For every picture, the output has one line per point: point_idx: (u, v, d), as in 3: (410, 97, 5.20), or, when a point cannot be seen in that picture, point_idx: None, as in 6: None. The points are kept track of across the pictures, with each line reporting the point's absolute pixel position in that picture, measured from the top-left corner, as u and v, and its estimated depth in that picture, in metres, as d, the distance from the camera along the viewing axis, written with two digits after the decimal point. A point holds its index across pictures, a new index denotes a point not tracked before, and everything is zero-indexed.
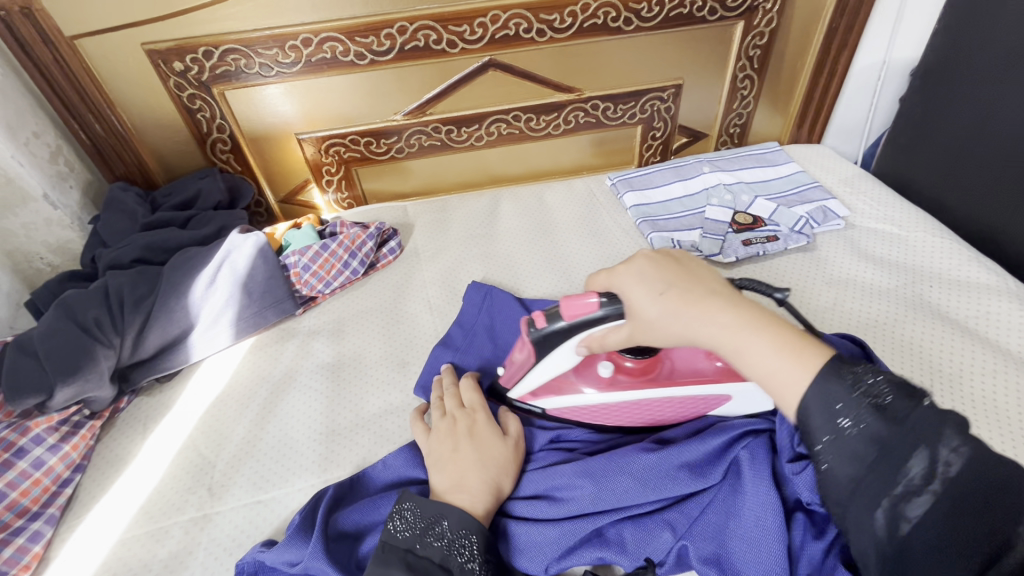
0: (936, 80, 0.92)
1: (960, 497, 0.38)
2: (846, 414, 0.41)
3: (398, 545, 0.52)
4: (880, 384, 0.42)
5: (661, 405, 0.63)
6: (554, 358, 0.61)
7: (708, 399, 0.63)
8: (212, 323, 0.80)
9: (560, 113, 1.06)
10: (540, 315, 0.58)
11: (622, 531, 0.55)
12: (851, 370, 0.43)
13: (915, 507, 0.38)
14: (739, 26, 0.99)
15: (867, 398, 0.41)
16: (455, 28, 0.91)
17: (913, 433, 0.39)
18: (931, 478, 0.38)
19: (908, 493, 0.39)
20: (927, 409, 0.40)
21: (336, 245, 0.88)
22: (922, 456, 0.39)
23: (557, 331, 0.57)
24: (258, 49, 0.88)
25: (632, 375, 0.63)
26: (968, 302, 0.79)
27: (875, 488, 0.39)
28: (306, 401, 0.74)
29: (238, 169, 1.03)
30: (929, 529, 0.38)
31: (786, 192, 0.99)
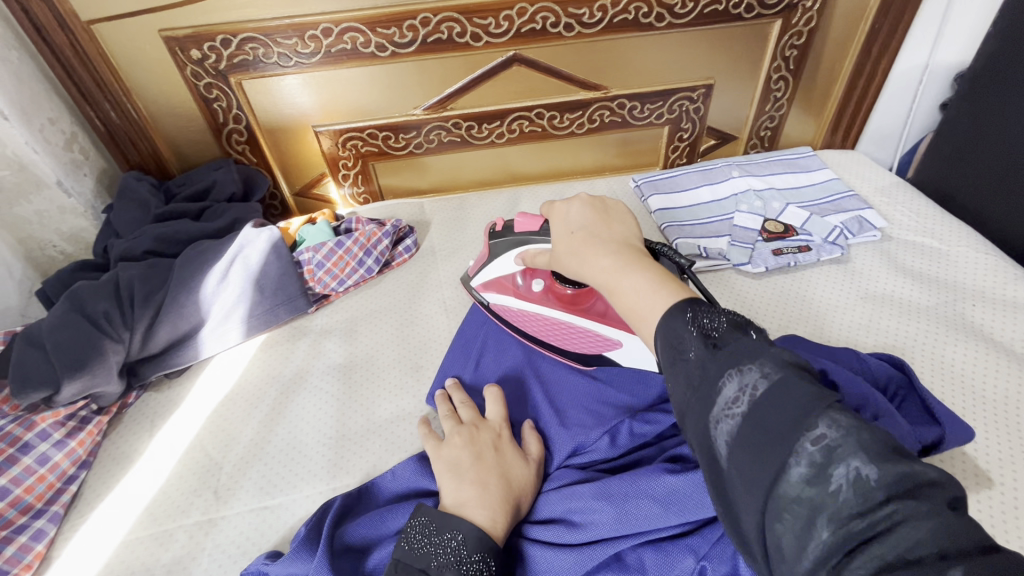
0: (986, 87, 0.87)
1: (769, 421, 0.33)
2: (685, 346, 0.39)
3: (407, 563, 0.48)
4: (719, 321, 0.39)
5: (570, 332, 0.70)
6: (500, 262, 0.71)
7: (605, 342, 0.68)
8: (223, 319, 0.78)
9: (585, 112, 1.02)
10: (501, 221, 0.70)
11: (643, 556, 0.52)
12: (701, 309, 0.40)
13: (732, 427, 0.35)
14: (777, 25, 0.95)
15: (698, 328, 0.39)
16: (480, 21, 0.88)
17: (730, 356, 0.36)
18: (739, 400, 0.35)
19: (720, 415, 0.35)
20: (749, 340, 0.37)
21: (352, 242, 0.85)
22: (739, 378, 0.35)
23: (504, 237, 0.68)
24: (277, 39, 0.86)
25: (559, 297, 0.70)
26: (1013, 323, 0.75)
27: (700, 413, 0.37)
28: (316, 403, 0.72)
29: (254, 161, 1.01)
30: (741, 451, 0.34)
31: (819, 200, 0.95)
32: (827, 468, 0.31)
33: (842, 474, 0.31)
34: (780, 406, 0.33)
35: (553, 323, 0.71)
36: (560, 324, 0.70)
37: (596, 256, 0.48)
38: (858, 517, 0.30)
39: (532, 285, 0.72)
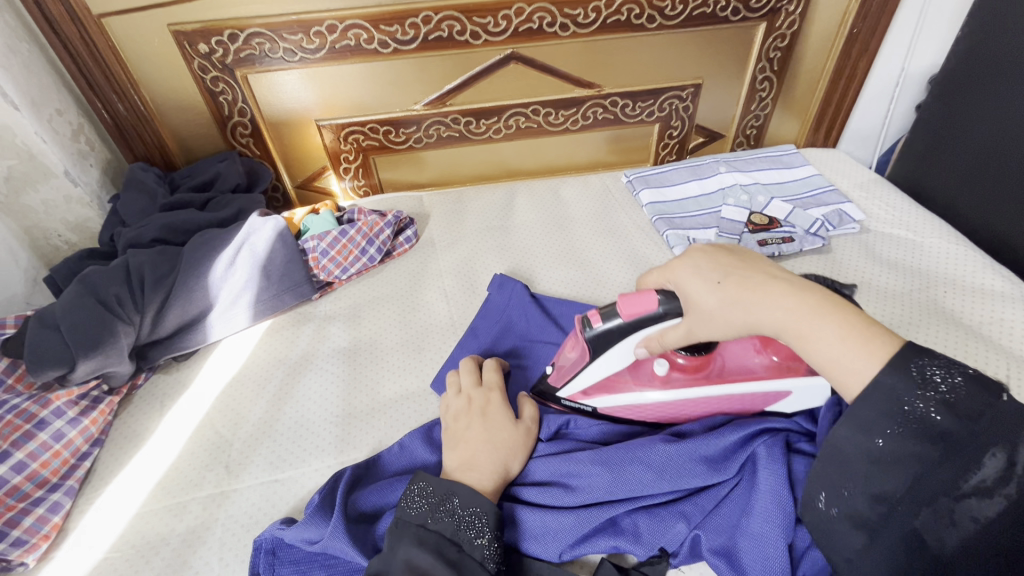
0: (958, 87, 0.92)
1: None
2: (907, 410, 0.39)
3: (406, 519, 0.53)
4: (956, 379, 0.39)
5: (719, 401, 0.63)
6: (609, 357, 0.61)
7: (767, 395, 0.62)
8: (230, 305, 0.80)
9: (579, 109, 1.06)
10: (596, 314, 0.59)
11: (637, 521, 0.55)
12: (925, 358, 0.40)
13: (989, 509, 0.38)
14: (762, 27, 1.00)
15: (931, 397, 0.39)
16: (479, 20, 0.91)
17: (993, 430, 0.38)
18: (1005, 479, 0.37)
19: (971, 495, 0.38)
20: (1008, 406, 0.38)
21: (355, 231, 0.88)
22: (996, 460, 0.37)
23: (613, 330, 0.58)
24: (283, 35, 0.88)
25: (688, 373, 0.63)
26: (981, 308, 0.79)
27: (943, 485, 0.38)
28: (323, 383, 0.75)
29: (257, 154, 1.04)
30: (1014, 527, 0.37)
31: (801, 195, 0.99)
32: None
33: None
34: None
35: (697, 402, 0.63)
36: (702, 398, 0.63)
37: None
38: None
39: (654, 372, 0.63)
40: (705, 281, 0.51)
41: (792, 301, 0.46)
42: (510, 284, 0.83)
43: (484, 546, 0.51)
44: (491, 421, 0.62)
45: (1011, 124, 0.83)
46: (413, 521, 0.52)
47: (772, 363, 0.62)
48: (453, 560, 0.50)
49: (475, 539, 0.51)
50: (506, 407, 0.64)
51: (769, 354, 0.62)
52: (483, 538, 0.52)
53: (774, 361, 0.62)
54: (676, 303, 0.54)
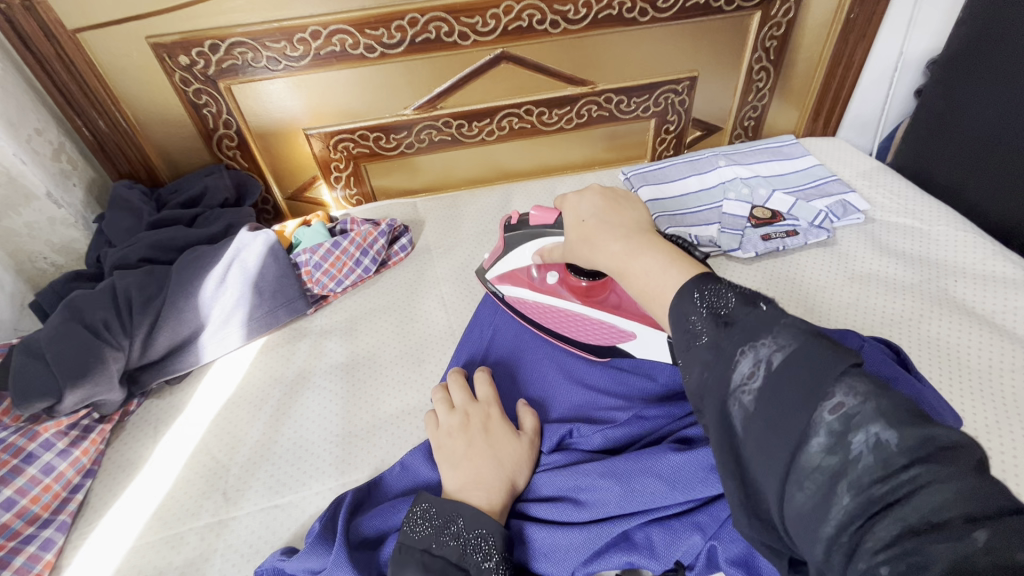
0: (959, 71, 0.90)
1: (778, 391, 0.34)
2: (700, 325, 0.39)
3: (409, 545, 0.50)
4: (729, 296, 0.40)
5: (585, 323, 0.72)
6: (515, 254, 0.76)
7: (619, 334, 0.70)
8: (222, 324, 0.77)
9: (572, 107, 1.04)
10: (517, 215, 0.74)
11: (650, 534, 0.53)
12: (706, 286, 0.41)
13: (743, 404, 0.35)
14: (757, 16, 0.97)
15: (704, 311, 0.40)
16: (467, 20, 0.88)
17: (741, 333, 0.37)
18: (753, 375, 0.35)
19: (736, 392, 0.35)
20: (762, 312, 0.38)
21: (348, 242, 0.86)
22: (752, 356, 0.36)
23: (521, 229, 0.73)
24: (266, 43, 0.86)
25: (573, 289, 0.74)
26: (994, 297, 0.77)
27: (715, 390, 0.37)
28: (320, 400, 0.73)
29: (245, 166, 1.01)
30: (759, 426, 0.34)
31: (803, 185, 0.97)
32: (846, 436, 0.31)
33: (860, 439, 0.31)
34: (795, 380, 0.33)
35: (564, 312, 0.74)
36: (574, 315, 0.73)
37: (607, 243, 0.51)
38: (877, 483, 0.30)
39: (546, 277, 0.76)
40: (587, 203, 0.57)
41: (662, 253, 0.47)
42: None
43: (492, 568, 0.49)
44: (494, 438, 0.60)
45: (1017, 106, 0.81)
46: (414, 546, 0.50)
47: (644, 314, 0.69)
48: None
49: (483, 561, 0.49)
50: (505, 422, 0.62)
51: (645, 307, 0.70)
52: (491, 560, 0.49)
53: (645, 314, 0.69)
54: (562, 224, 0.68)
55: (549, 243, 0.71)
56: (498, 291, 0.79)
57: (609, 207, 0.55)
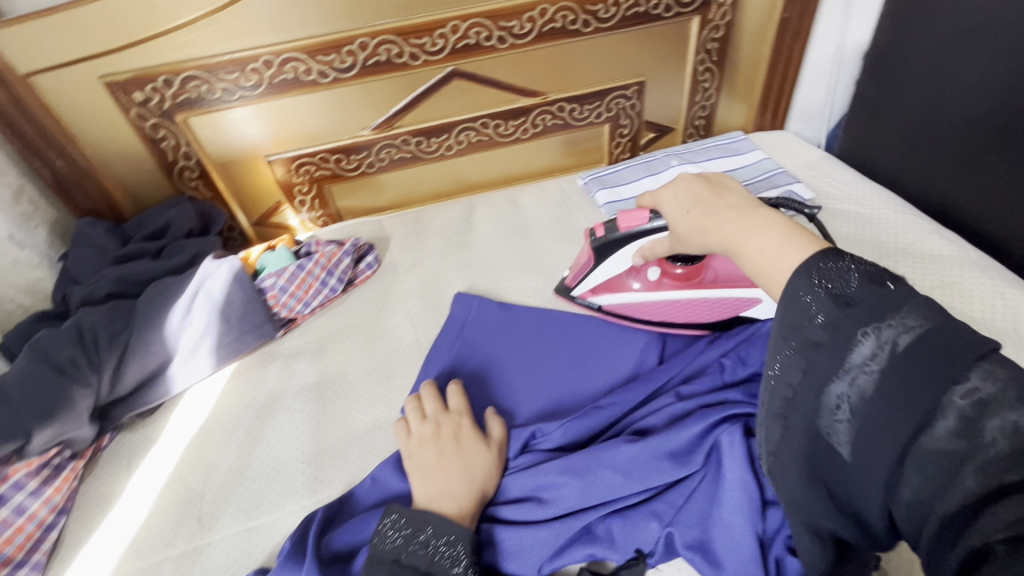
0: (887, 62, 0.95)
1: (905, 369, 0.37)
2: (813, 306, 0.42)
3: (378, 555, 0.52)
4: (850, 275, 0.41)
5: (701, 305, 0.78)
6: (609, 261, 0.78)
7: (741, 305, 0.77)
8: (191, 353, 0.78)
9: (527, 118, 1.07)
10: (601, 225, 0.75)
11: (610, 525, 0.55)
12: (824, 265, 0.43)
13: (868, 380, 0.39)
14: (695, 21, 1.01)
15: (824, 293, 0.42)
16: (416, 41, 0.91)
17: (864, 313, 0.39)
18: (879, 354, 0.39)
19: (857, 372, 0.40)
20: (891, 292, 0.40)
21: (313, 264, 0.87)
22: (872, 341, 0.39)
23: (605, 239, 0.75)
24: (219, 75, 0.88)
25: (677, 280, 0.79)
26: (934, 275, 0.81)
27: (830, 366, 0.41)
28: (292, 421, 0.74)
29: (208, 195, 1.02)
30: (879, 403, 0.38)
31: (752, 179, 1.01)
32: (979, 420, 0.35)
33: (996, 426, 0.34)
34: (921, 359, 0.37)
35: (681, 302, 0.79)
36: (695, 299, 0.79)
37: (720, 223, 0.54)
38: (1012, 468, 0.33)
39: (644, 276, 0.80)
40: (679, 208, 0.61)
41: (777, 232, 0.48)
42: (475, 302, 0.86)
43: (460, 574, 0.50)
44: (465, 449, 0.61)
45: (940, 92, 0.86)
46: (386, 556, 0.52)
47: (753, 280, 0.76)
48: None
49: (451, 567, 0.51)
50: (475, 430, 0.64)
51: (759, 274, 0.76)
52: (458, 566, 0.51)
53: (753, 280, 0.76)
54: (659, 217, 0.69)
55: (651, 241, 0.72)
56: (595, 304, 0.83)
57: (709, 193, 0.59)
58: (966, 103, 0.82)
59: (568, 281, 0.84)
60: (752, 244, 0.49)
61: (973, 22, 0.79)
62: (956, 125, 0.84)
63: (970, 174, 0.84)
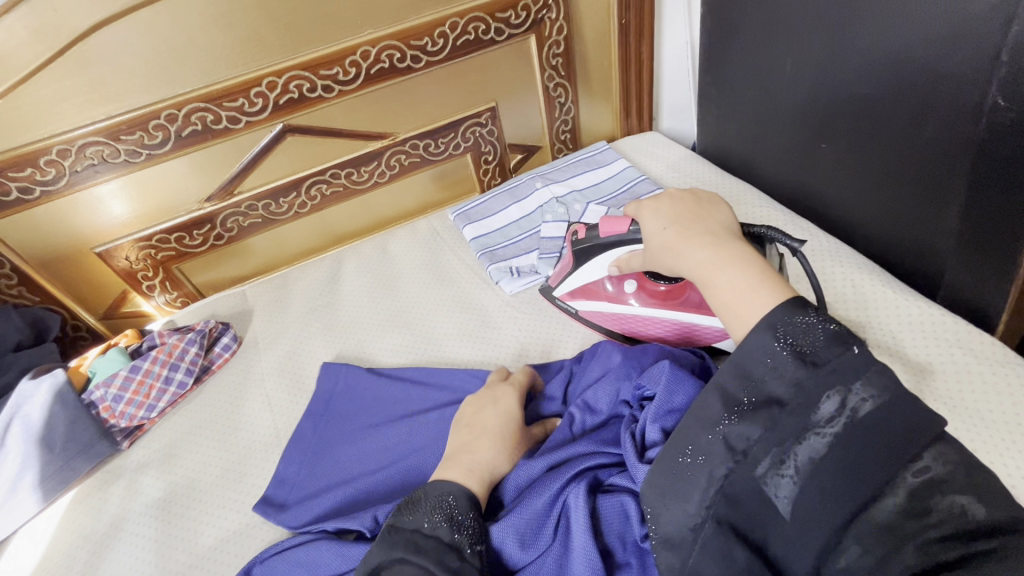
0: (717, 59, 0.94)
1: (864, 439, 0.40)
2: (781, 364, 0.43)
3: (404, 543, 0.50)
4: (818, 333, 0.43)
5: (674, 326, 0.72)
6: (589, 268, 0.74)
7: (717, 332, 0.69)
8: (9, 493, 0.70)
9: (380, 161, 1.01)
10: (584, 228, 0.73)
11: None
12: (793, 317, 0.44)
13: (821, 446, 0.41)
14: (532, 39, 0.99)
15: (790, 347, 0.43)
16: (231, 104, 0.85)
17: (830, 377, 0.42)
18: (838, 418, 0.41)
19: (812, 434, 0.41)
20: (852, 357, 0.42)
21: (150, 362, 0.80)
22: (830, 405, 0.41)
23: (588, 245, 0.72)
24: (8, 174, 0.79)
25: (654, 295, 0.72)
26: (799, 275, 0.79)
27: (787, 427, 0.42)
28: (133, 550, 0.67)
29: (37, 299, 0.92)
30: (835, 468, 0.40)
31: (616, 192, 0.99)
32: (927, 498, 0.39)
33: (946, 504, 0.39)
34: (879, 431, 0.41)
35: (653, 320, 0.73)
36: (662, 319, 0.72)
37: (692, 250, 0.51)
38: (948, 548, 0.37)
39: (624, 287, 0.74)
40: (656, 223, 0.56)
41: (750, 272, 0.48)
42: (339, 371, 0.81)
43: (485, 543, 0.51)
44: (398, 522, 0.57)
45: (768, 86, 0.86)
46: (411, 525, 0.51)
47: None
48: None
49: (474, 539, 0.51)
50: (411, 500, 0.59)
51: None
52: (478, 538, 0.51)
53: None
54: (637, 232, 0.66)
55: (626, 253, 0.68)
56: (571, 307, 0.80)
57: (691, 215, 0.55)
58: (790, 95, 0.82)
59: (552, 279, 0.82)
60: (724, 280, 0.48)
61: (781, 16, 0.78)
62: (787, 117, 0.85)
63: (807, 163, 0.84)
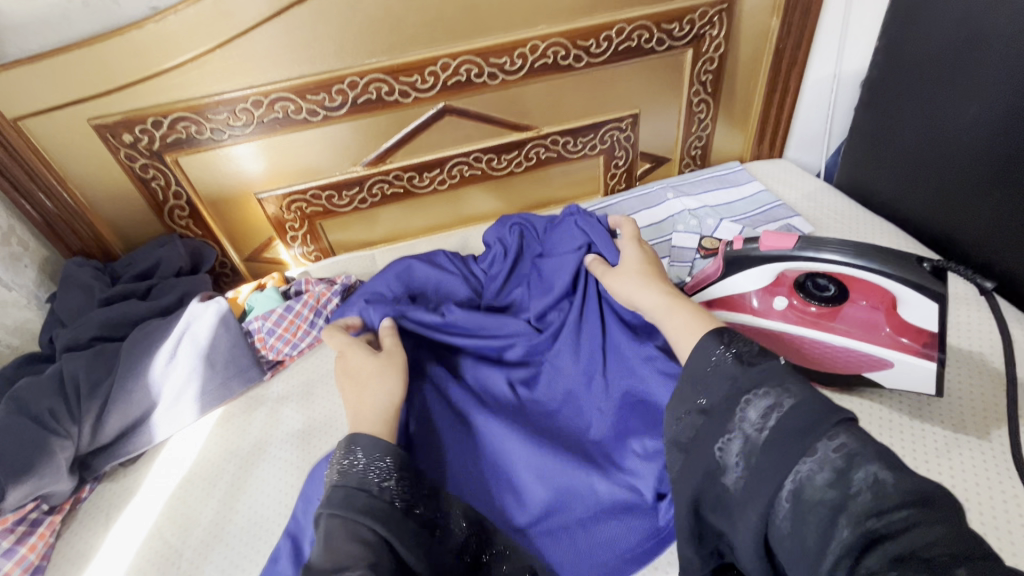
0: (884, 95, 0.94)
1: (788, 428, 0.40)
2: (718, 364, 0.47)
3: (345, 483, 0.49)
4: (750, 344, 0.48)
5: (821, 348, 0.71)
6: (738, 277, 0.74)
7: (868, 361, 0.68)
8: (174, 400, 0.77)
9: (521, 151, 1.06)
10: (739, 239, 0.73)
11: (541, 518, 0.61)
12: (732, 331, 0.50)
13: (753, 445, 0.41)
14: (688, 54, 1.01)
15: (727, 351, 0.48)
16: (406, 79, 0.91)
17: (759, 374, 0.44)
18: (768, 416, 0.41)
19: (745, 431, 0.42)
20: (777, 361, 0.45)
21: (301, 305, 0.86)
22: (759, 403, 0.42)
23: (744, 255, 0.72)
24: (208, 116, 0.88)
25: (804, 315, 0.72)
26: (968, 330, 0.75)
27: (717, 426, 0.44)
28: (276, 472, 0.72)
29: (199, 233, 1.02)
30: (765, 455, 0.40)
31: (749, 213, 0.99)
32: (849, 472, 0.36)
33: (862, 478, 0.36)
34: (804, 418, 0.40)
35: (797, 340, 0.72)
36: (807, 340, 0.71)
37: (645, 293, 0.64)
38: (875, 519, 0.34)
39: (772, 303, 0.74)
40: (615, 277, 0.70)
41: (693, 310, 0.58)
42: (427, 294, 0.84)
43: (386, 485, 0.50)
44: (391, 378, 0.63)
45: (941, 126, 0.84)
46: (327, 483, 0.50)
47: (899, 342, 0.66)
48: (400, 523, 0.47)
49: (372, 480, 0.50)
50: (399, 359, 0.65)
51: (900, 335, 0.66)
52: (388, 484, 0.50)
53: (902, 341, 0.66)
54: (805, 247, 0.66)
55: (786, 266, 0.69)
56: None
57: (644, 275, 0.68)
58: (967, 138, 0.81)
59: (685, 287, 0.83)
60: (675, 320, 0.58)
61: (970, 60, 0.78)
62: (953, 159, 0.83)
63: (969, 209, 0.83)
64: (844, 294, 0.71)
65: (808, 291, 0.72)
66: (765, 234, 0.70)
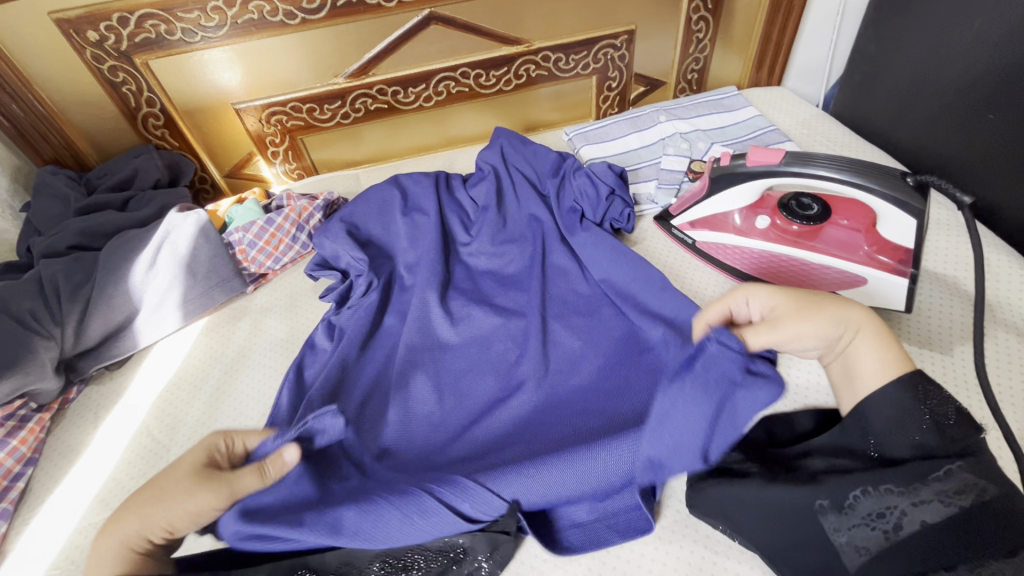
0: (891, 10, 0.89)
1: (978, 518, 0.42)
2: (913, 424, 0.47)
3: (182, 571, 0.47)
4: (951, 411, 0.47)
5: (798, 267, 0.72)
6: (723, 195, 0.74)
7: (844, 279, 0.69)
8: (156, 307, 0.77)
9: (510, 67, 1.01)
10: (728, 155, 0.72)
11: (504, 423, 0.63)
12: (928, 386, 0.49)
13: (932, 513, 0.43)
14: None
15: (929, 413, 0.47)
16: None
17: (954, 446, 0.45)
18: (962, 492, 0.43)
19: (930, 500, 0.43)
20: (978, 440, 0.46)
21: (282, 219, 0.85)
22: (959, 476, 0.44)
23: (731, 172, 0.71)
24: (177, 13, 0.82)
25: (784, 234, 0.74)
26: (950, 256, 0.76)
27: (881, 475, 0.46)
28: (260, 376, 0.73)
29: (176, 145, 0.99)
30: (946, 532, 0.42)
31: (741, 137, 0.97)
32: None
33: None
34: (993, 517, 0.42)
35: (776, 258, 0.73)
36: (786, 258, 0.73)
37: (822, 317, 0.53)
38: None
39: (754, 222, 0.75)
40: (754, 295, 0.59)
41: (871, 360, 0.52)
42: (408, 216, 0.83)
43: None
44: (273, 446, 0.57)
45: (943, 43, 0.81)
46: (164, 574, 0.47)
47: (875, 260, 0.67)
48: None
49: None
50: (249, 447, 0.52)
51: (878, 253, 0.67)
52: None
53: (880, 259, 0.67)
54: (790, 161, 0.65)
55: (770, 180, 0.68)
56: (688, 237, 0.80)
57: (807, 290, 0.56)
58: (968, 56, 0.77)
59: (671, 209, 0.82)
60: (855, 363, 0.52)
61: None
62: (951, 84, 0.81)
63: (966, 136, 0.81)
64: (826, 214, 0.72)
65: (791, 211, 0.73)
66: (753, 149, 0.69)
